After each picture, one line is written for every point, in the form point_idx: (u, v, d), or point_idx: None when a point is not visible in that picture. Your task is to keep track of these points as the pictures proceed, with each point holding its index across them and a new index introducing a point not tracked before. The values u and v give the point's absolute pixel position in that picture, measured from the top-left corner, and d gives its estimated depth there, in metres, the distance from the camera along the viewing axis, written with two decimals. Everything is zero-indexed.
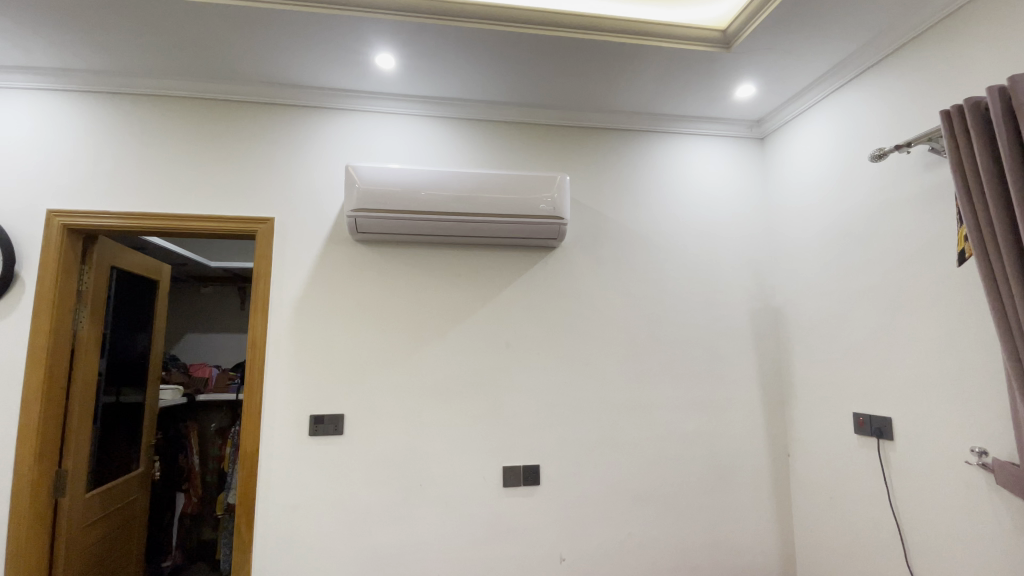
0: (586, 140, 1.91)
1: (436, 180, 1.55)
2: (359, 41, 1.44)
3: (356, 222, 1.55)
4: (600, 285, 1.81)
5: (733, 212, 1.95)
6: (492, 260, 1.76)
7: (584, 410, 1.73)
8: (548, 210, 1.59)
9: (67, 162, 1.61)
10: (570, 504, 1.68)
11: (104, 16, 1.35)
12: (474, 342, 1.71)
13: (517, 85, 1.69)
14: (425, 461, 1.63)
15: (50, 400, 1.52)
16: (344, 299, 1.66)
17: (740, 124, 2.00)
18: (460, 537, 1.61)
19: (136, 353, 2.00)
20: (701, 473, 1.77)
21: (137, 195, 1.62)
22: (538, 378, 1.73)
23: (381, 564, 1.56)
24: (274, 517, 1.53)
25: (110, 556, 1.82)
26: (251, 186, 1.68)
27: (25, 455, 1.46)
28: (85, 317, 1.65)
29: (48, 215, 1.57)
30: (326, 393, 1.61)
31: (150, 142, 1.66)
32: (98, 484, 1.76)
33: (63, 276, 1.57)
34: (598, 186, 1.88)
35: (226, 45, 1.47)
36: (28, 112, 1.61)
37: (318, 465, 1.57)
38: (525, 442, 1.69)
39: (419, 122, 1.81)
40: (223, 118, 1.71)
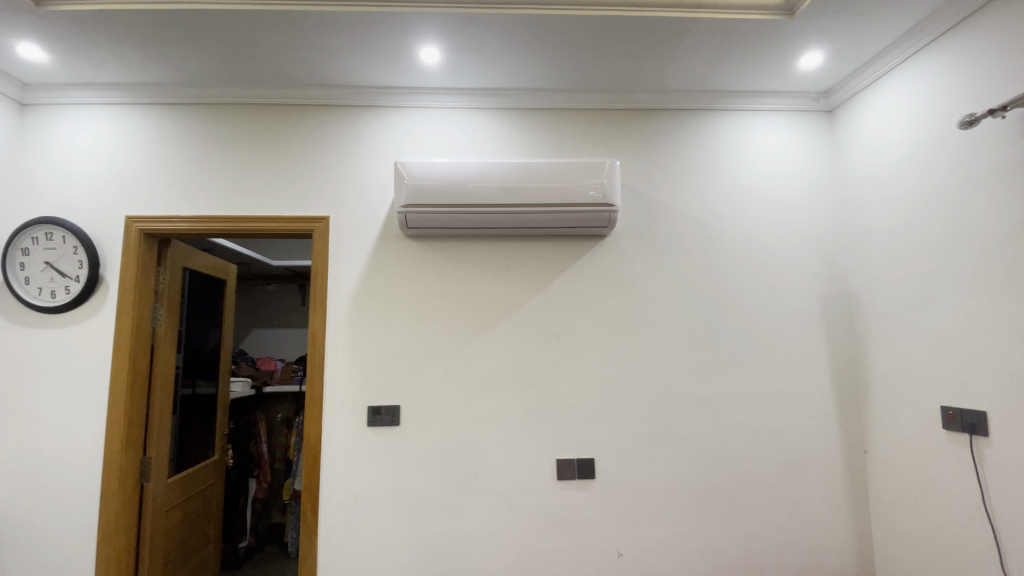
0: (637, 123, 1.83)
1: (483, 173, 1.54)
2: (406, 37, 1.45)
3: (406, 218, 1.57)
4: (654, 274, 1.75)
5: (800, 190, 1.83)
6: (543, 251, 1.74)
7: (640, 403, 1.69)
8: (597, 197, 1.54)
9: (141, 169, 1.72)
10: (627, 498, 1.64)
11: (168, 31, 1.42)
12: (526, 334, 1.70)
13: (564, 70, 1.65)
14: (480, 453, 1.64)
15: (133, 393, 1.64)
16: (397, 294, 1.69)
17: (804, 96, 1.86)
18: (515, 530, 1.61)
19: (209, 348, 2.12)
20: (766, 469, 1.68)
21: (203, 199, 1.71)
22: (593, 370, 1.69)
23: (439, 554, 1.59)
24: (336, 505, 1.59)
25: (191, 537, 1.96)
26: (307, 186, 1.73)
27: (114, 442, 1.60)
28: (163, 315, 1.76)
29: (127, 221, 1.68)
30: (383, 385, 1.65)
31: (212, 148, 1.74)
32: (179, 470, 1.89)
33: (141, 277, 1.68)
34: (651, 170, 1.81)
35: (279, 49, 1.52)
36: (105, 125, 1.74)
37: (376, 456, 1.62)
38: (580, 435, 1.66)
39: (465, 114, 1.80)
40: (278, 121, 1.77)
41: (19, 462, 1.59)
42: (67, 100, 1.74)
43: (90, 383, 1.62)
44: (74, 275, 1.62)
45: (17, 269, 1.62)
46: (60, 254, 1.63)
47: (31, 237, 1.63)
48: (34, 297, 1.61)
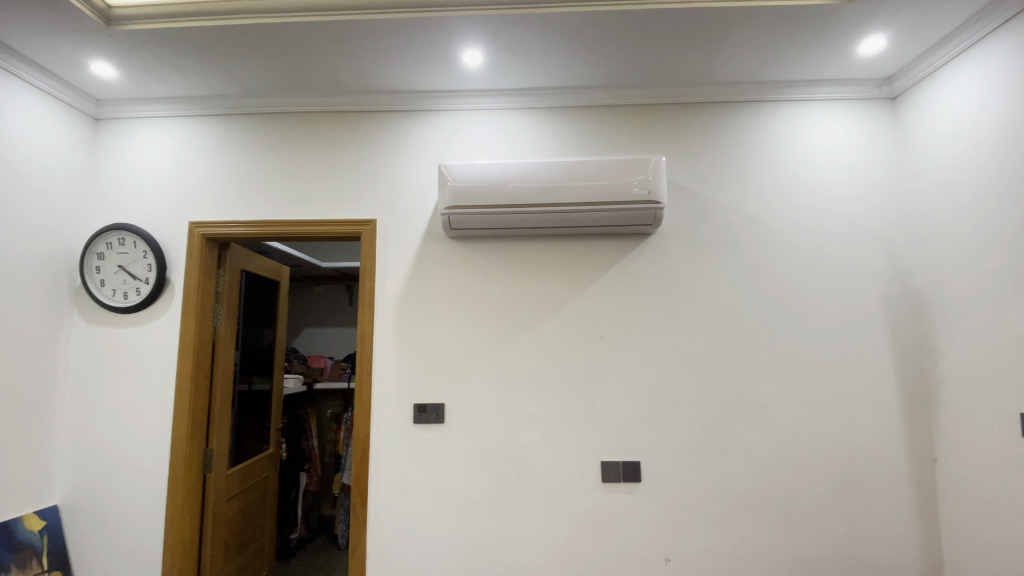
0: (684, 118, 1.78)
1: (526, 173, 1.54)
2: (450, 41, 1.47)
3: (450, 219, 1.59)
4: (702, 273, 1.70)
5: (862, 182, 1.73)
6: (587, 250, 1.72)
7: (687, 405, 1.65)
8: (642, 194, 1.51)
9: (201, 177, 1.82)
10: (674, 503, 1.61)
11: (226, 46, 1.50)
12: (570, 335, 1.69)
13: (608, 66, 1.62)
14: (524, 453, 1.64)
15: (196, 389, 1.74)
16: (442, 293, 1.72)
17: (865, 84, 1.75)
18: (560, 532, 1.61)
19: (264, 346, 2.22)
20: (823, 477, 1.61)
21: (259, 204, 1.80)
22: (638, 371, 1.67)
23: (484, 553, 1.60)
24: (384, 500, 1.63)
25: (250, 526, 2.06)
26: (354, 190, 1.79)
27: (180, 434, 1.70)
28: (223, 315, 1.86)
29: (190, 226, 1.78)
30: (429, 384, 1.68)
31: (266, 155, 1.82)
32: (238, 462, 1.99)
33: (203, 279, 1.78)
34: (698, 167, 1.76)
35: (329, 59, 1.57)
36: (169, 136, 1.85)
37: (422, 453, 1.65)
38: (625, 438, 1.64)
39: (507, 115, 1.80)
40: (327, 128, 1.83)
41: (96, 451, 1.71)
42: (135, 113, 1.86)
43: (159, 378, 1.73)
44: (144, 277, 1.74)
45: (94, 272, 1.74)
46: (132, 258, 1.75)
47: (106, 242, 1.75)
48: (109, 298, 1.74)
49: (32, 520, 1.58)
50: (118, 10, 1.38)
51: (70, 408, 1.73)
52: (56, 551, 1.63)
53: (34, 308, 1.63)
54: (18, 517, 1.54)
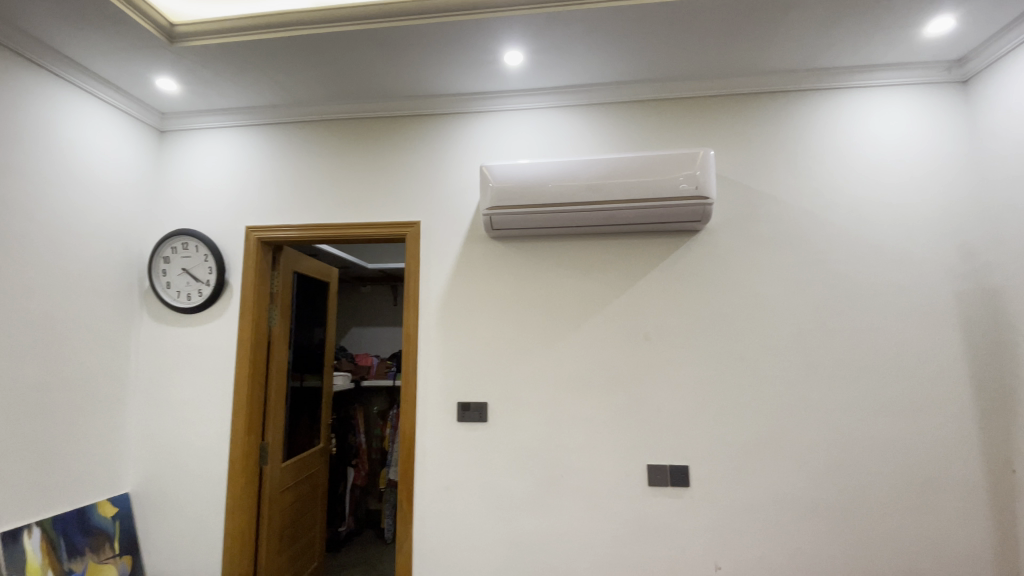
0: (732, 110, 1.72)
1: (568, 171, 1.54)
2: (492, 42, 1.48)
3: (492, 219, 1.61)
4: (752, 271, 1.64)
5: (929, 172, 1.62)
6: (631, 249, 1.69)
7: (737, 408, 1.59)
8: (689, 190, 1.47)
9: (256, 183, 1.91)
10: (724, 510, 1.56)
11: (278, 57, 1.57)
12: (614, 335, 1.67)
13: (652, 59, 1.59)
14: (568, 453, 1.63)
15: (253, 386, 1.83)
16: (484, 293, 1.74)
17: (931, 67, 1.64)
18: (605, 534, 1.59)
19: (315, 345, 2.30)
20: (887, 486, 1.52)
21: (309, 209, 1.87)
22: (685, 372, 1.62)
23: (528, 552, 1.60)
24: (429, 497, 1.66)
25: (302, 517, 2.14)
26: (399, 193, 1.83)
27: (239, 428, 1.79)
28: (277, 315, 1.94)
29: (247, 230, 1.87)
30: (472, 383, 1.70)
31: (315, 161, 1.89)
32: (291, 456, 2.08)
33: (259, 281, 1.87)
34: (747, 160, 1.70)
35: (374, 66, 1.61)
36: (226, 145, 1.95)
37: (466, 451, 1.67)
38: (673, 441, 1.60)
39: (549, 114, 1.80)
40: (372, 133, 1.88)
41: (163, 443, 1.83)
42: (195, 125, 1.97)
43: (218, 375, 1.83)
44: (205, 280, 1.84)
45: (161, 275, 1.86)
46: (194, 261, 1.86)
47: (171, 247, 1.87)
48: (174, 300, 1.85)
49: (105, 507, 1.71)
50: (180, 28, 1.47)
51: (140, 402, 1.86)
52: (126, 536, 1.75)
53: (108, 309, 1.75)
54: (93, 503, 1.67)
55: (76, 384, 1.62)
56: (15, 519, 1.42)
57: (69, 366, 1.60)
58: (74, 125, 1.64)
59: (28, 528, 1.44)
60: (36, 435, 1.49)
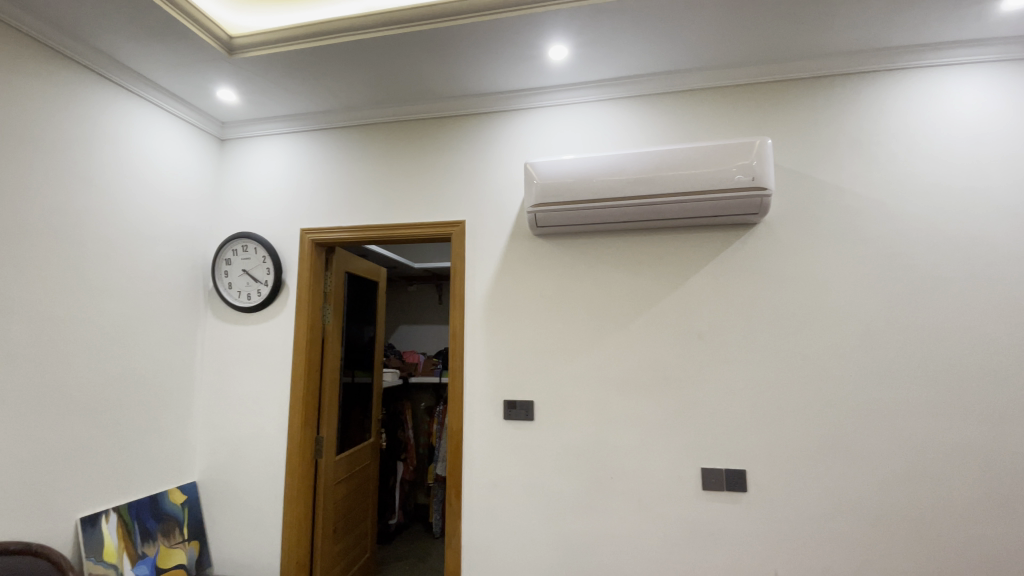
0: (789, 96, 1.64)
1: (615, 166, 1.51)
2: (537, 38, 1.47)
3: (536, 217, 1.60)
4: (813, 266, 1.55)
5: (1014, 156, 1.48)
6: (681, 244, 1.64)
7: (798, 410, 1.51)
8: (745, 181, 1.40)
9: (309, 187, 1.98)
10: (784, 517, 1.48)
11: (329, 64, 1.62)
12: (664, 333, 1.62)
13: (703, 47, 1.53)
14: (616, 454, 1.60)
15: (308, 381, 1.90)
16: (529, 291, 1.73)
17: (1017, 41, 1.49)
18: (656, 538, 1.55)
19: (365, 342, 2.37)
20: (969, 498, 1.40)
21: (358, 211, 1.92)
22: (740, 372, 1.56)
23: (576, 553, 1.59)
24: (477, 493, 1.68)
25: (355, 509, 2.21)
26: (444, 193, 1.85)
27: (296, 422, 1.87)
28: (330, 314, 2.01)
29: (302, 232, 1.95)
30: (518, 381, 1.70)
31: (364, 164, 1.94)
32: (344, 449, 2.15)
33: (313, 281, 1.94)
34: (806, 149, 1.61)
35: (419, 68, 1.64)
36: (281, 150, 2.04)
37: (513, 449, 1.67)
38: (728, 444, 1.54)
39: (594, 108, 1.76)
40: (418, 134, 1.91)
41: (227, 435, 1.93)
42: (253, 132, 2.07)
43: (276, 371, 1.92)
44: (264, 280, 1.93)
45: (223, 276, 1.97)
46: (253, 263, 1.95)
47: (232, 249, 1.97)
48: (236, 299, 1.95)
49: (175, 494, 1.82)
50: (237, 40, 1.55)
51: (206, 396, 1.97)
52: (194, 522, 1.86)
53: (176, 308, 1.87)
54: (165, 491, 1.78)
55: (148, 378, 1.74)
56: (96, 504, 1.54)
57: (141, 362, 1.71)
58: (145, 136, 1.76)
59: (106, 513, 1.55)
60: (113, 426, 1.61)
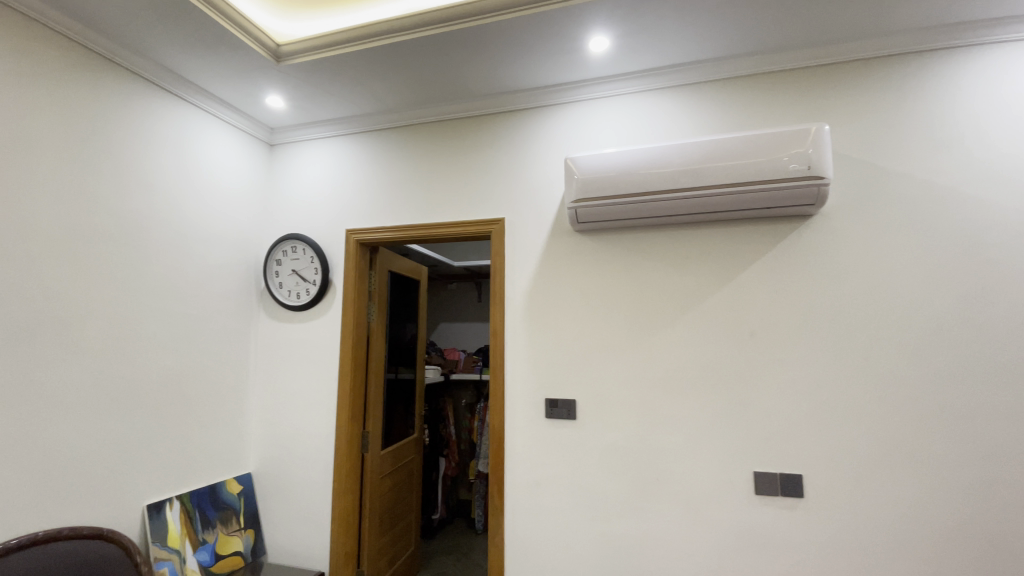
0: (847, 79, 1.54)
1: (659, 158, 1.46)
2: (577, 31, 1.44)
3: (577, 213, 1.57)
4: (877, 259, 1.45)
5: None
6: (730, 238, 1.57)
7: (859, 413, 1.42)
8: (800, 170, 1.33)
9: (353, 188, 2.03)
10: (845, 527, 1.40)
11: (371, 67, 1.65)
12: (712, 330, 1.56)
13: (753, 31, 1.46)
14: (662, 456, 1.56)
15: (355, 378, 1.95)
16: (571, 288, 1.71)
17: None
18: (706, 543, 1.49)
19: (408, 340, 2.41)
20: None
21: (401, 210, 1.95)
22: (794, 372, 1.48)
23: (622, 555, 1.56)
24: (519, 492, 1.67)
25: (400, 503, 2.26)
26: (484, 191, 1.85)
27: (343, 418, 1.92)
28: (375, 312, 2.06)
29: (347, 233, 2.00)
30: (560, 379, 1.68)
31: (405, 165, 1.97)
32: (389, 445, 2.19)
33: (358, 280, 1.99)
34: (867, 135, 1.50)
35: (459, 67, 1.64)
36: (326, 154, 2.10)
37: (555, 447, 1.66)
38: (783, 447, 1.46)
39: (636, 100, 1.72)
40: (458, 133, 1.92)
41: (278, 429, 2.01)
42: (300, 137, 2.14)
43: (324, 368, 1.98)
44: (312, 280, 1.99)
45: (274, 276, 2.05)
46: (302, 263, 2.02)
47: (282, 250, 2.04)
48: (286, 298, 2.03)
49: (232, 484, 1.92)
50: (284, 48, 1.60)
51: (260, 392, 2.06)
52: (249, 512, 1.95)
53: (230, 307, 1.96)
54: (223, 481, 1.88)
55: (205, 374, 1.83)
56: (160, 492, 1.63)
57: (199, 358, 1.81)
58: (202, 144, 1.86)
59: (169, 501, 1.65)
60: (175, 419, 1.70)
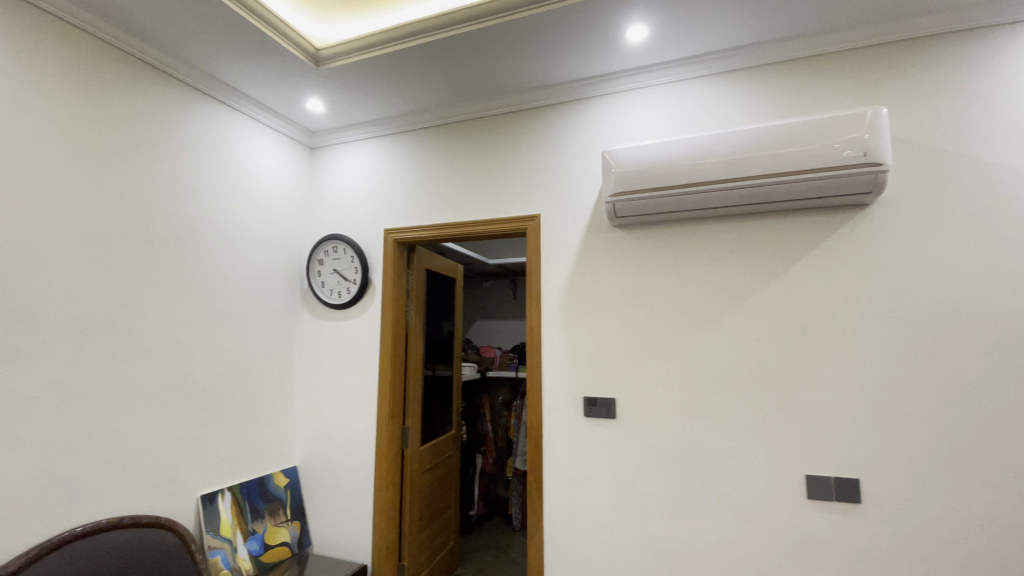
0: (907, 58, 1.44)
1: (701, 149, 1.41)
2: (614, 20, 1.41)
3: (615, 207, 1.54)
4: (942, 250, 1.35)
5: None
6: (778, 230, 1.50)
7: (922, 414, 1.33)
8: (855, 157, 1.25)
9: (390, 188, 2.06)
10: (908, 536, 1.31)
11: (407, 67, 1.66)
12: (759, 327, 1.50)
13: (801, 12, 1.38)
14: (706, 456, 1.51)
15: (394, 374, 1.98)
16: (609, 285, 1.67)
17: None
18: (754, 548, 1.43)
19: (445, 337, 2.44)
20: None
21: (437, 209, 1.96)
22: (849, 371, 1.40)
23: (665, 557, 1.52)
24: (558, 490, 1.66)
25: (439, 499, 2.28)
26: (519, 188, 1.84)
27: (384, 414, 1.95)
28: (413, 310, 2.08)
29: (385, 232, 2.03)
30: (598, 377, 1.65)
31: (441, 163, 1.98)
32: (428, 441, 2.22)
33: (397, 278, 2.01)
34: (929, 117, 1.40)
35: (493, 63, 1.63)
36: (364, 155, 2.13)
37: (595, 446, 1.63)
38: (837, 449, 1.39)
39: (676, 90, 1.67)
40: (492, 130, 1.92)
41: (321, 424, 2.07)
42: (339, 139, 2.19)
43: (364, 365, 2.02)
44: (353, 279, 2.03)
45: (316, 276, 2.10)
46: (343, 262, 2.06)
47: (324, 250, 2.09)
48: (328, 297, 2.08)
49: (279, 477, 1.98)
50: (324, 52, 1.63)
51: (303, 388, 2.12)
52: (295, 504, 2.02)
53: (275, 306, 2.03)
54: (270, 474, 1.94)
55: (253, 371, 1.90)
56: (213, 483, 1.71)
57: (247, 356, 1.87)
58: (247, 148, 1.92)
59: (221, 492, 1.71)
60: (226, 413, 1.77)
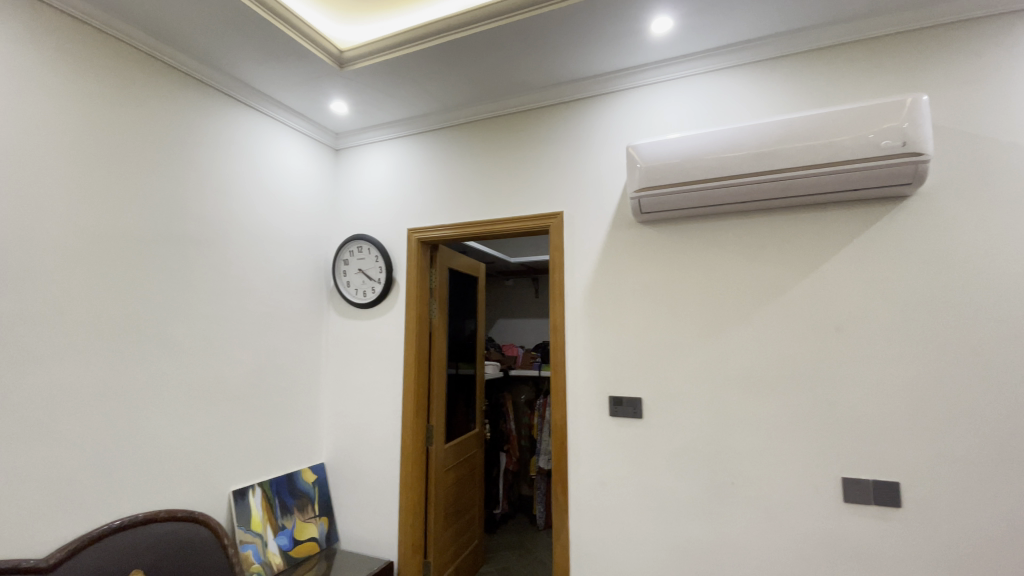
0: (949, 42, 1.37)
1: (728, 142, 1.37)
2: (638, 13, 1.38)
3: (640, 203, 1.51)
4: (988, 243, 1.29)
5: None
6: (810, 224, 1.46)
7: (968, 415, 1.27)
8: (893, 147, 1.20)
9: (413, 188, 2.07)
10: (953, 542, 1.25)
11: (428, 67, 1.66)
12: (791, 325, 1.45)
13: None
14: (736, 457, 1.47)
15: (419, 373, 2.00)
16: (634, 282, 1.65)
17: None
18: (788, 552, 1.39)
19: (468, 336, 2.44)
20: None
21: (459, 208, 1.97)
22: (887, 370, 1.35)
23: (694, 560, 1.49)
24: (584, 490, 1.64)
25: (463, 496, 2.29)
26: (541, 185, 1.83)
27: (408, 412, 1.96)
28: (436, 309, 2.09)
29: (409, 232, 2.04)
30: (624, 376, 1.63)
31: (463, 162, 1.99)
32: (452, 439, 2.23)
33: (420, 277, 2.03)
34: (973, 103, 1.33)
35: (514, 60, 1.63)
36: (387, 155, 2.15)
37: (620, 446, 1.61)
38: (876, 451, 1.34)
39: (702, 82, 1.63)
40: (514, 128, 1.91)
41: (348, 422, 2.10)
42: (362, 140, 2.21)
43: (389, 364, 2.04)
44: (377, 278, 2.05)
45: (341, 276, 2.13)
46: (367, 262, 2.08)
47: (348, 251, 2.12)
48: (353, 297, 2.10)
49: (307, 473, 2.02)
50: (347, 54, 1.65)
51: (330, 386, 2.15)
52: (323, 500, 2.05)
53: (302, 306, 2.06)
54: (299, 471, 1.98)
55: (281, 369, 1.94)
56: (244, 479, 1.75)
57: (275, 355, 1.91)
58: (273, 151, 1.96)
59: (252, 488, 1.75)
60: (255, 411, 1.81)
